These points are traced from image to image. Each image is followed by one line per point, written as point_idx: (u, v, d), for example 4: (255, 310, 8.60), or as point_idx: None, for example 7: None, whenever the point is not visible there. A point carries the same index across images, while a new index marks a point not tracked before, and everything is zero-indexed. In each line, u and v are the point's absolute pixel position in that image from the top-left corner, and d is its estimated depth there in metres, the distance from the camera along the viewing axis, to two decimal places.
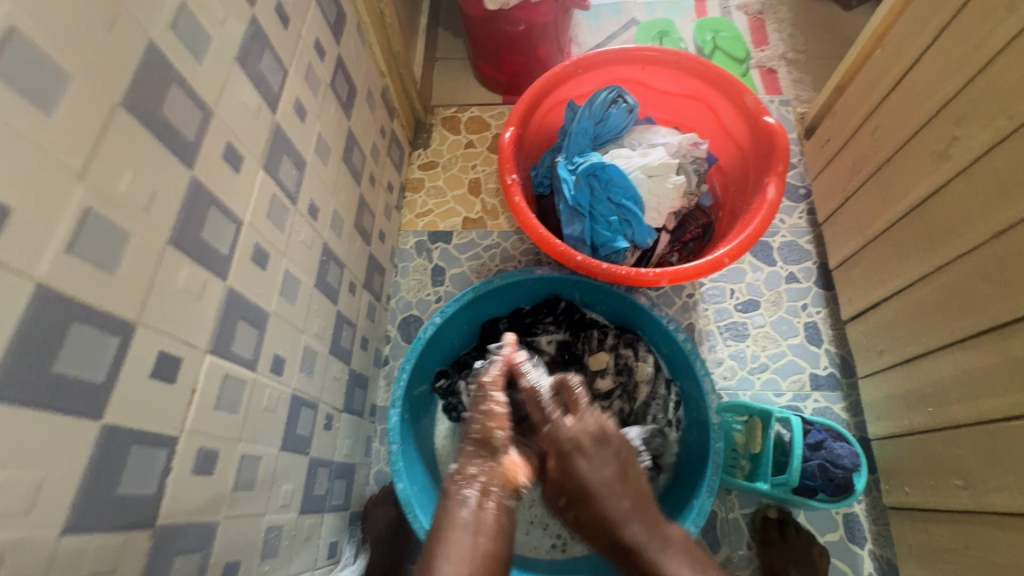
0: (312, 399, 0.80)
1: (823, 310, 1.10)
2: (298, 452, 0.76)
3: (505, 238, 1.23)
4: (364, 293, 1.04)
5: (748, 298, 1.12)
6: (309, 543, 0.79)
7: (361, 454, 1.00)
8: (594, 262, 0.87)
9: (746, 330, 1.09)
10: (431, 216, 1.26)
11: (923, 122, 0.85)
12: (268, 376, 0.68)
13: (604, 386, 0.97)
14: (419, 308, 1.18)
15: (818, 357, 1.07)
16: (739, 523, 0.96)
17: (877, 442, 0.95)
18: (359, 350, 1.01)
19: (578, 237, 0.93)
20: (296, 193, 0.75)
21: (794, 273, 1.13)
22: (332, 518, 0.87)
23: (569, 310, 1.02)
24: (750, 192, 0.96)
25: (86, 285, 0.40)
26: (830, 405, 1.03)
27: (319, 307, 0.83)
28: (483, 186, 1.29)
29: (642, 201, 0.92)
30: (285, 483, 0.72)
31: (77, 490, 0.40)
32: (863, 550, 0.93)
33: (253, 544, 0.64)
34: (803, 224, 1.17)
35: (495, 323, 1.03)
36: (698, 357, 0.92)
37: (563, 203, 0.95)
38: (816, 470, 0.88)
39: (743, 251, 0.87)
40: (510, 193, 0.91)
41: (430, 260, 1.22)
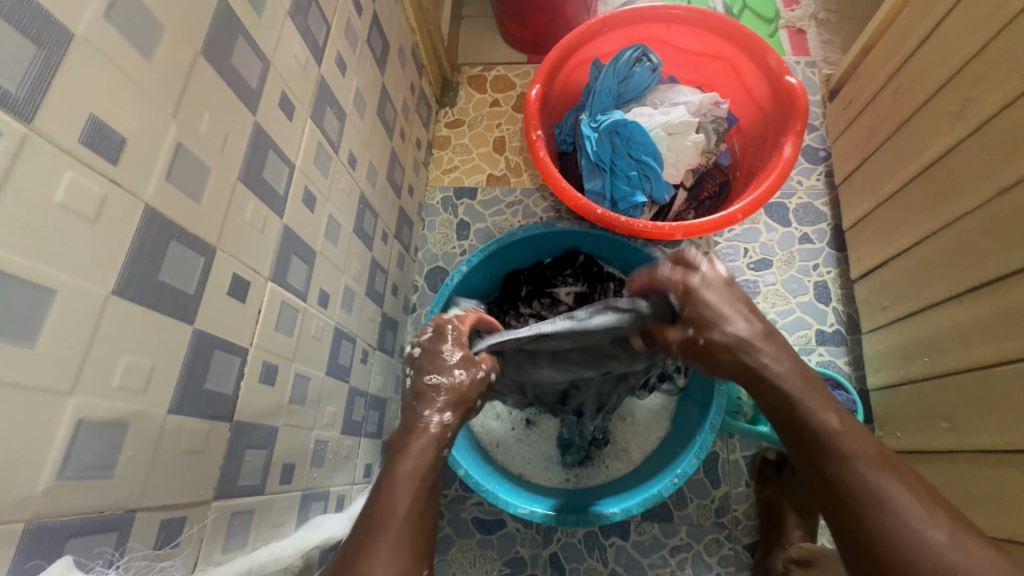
0: (350, 334, 0.89)
1: (833, 270, 1.14)
2: (340, 379, 0.85)
3: (528, 194, 1.28)
4: (395, 243, 1.11)
5: (761, 257, 1.16)
6: (349, 461, 0.89)
7: (391, 391, 1.10)
8: (613, 215, 0.92)
9: (757, 288, 1.15)
10: (457, 173, 1.31)
11: (943, 82, 0.86)
12: (316, 308, 0.76)
13: None
14: (445, 260, 1.25)
15: (826, 315, 1.12)
16: (738, 464, 1.04)
17: (875, 392, 1.01)
18: (390, 296, 1.09)
19: (598, 192, 0.97)
20: (337, 142, 0.81)
21: (808, 234, 1.17)
22: (368, 443, 0.97)
23: (588, 264, 1.07)
24: (768, 151, 1.00)
25: (179, 211, 0.48)
26: (834, 359, 1.09)
27: (357, 251, 0.90)
28: (507, 144, 1.33)
29: (661, 158, 0.96)
30: (329, 405, 0.81)
31: (176, 380, 0.48)
32: None
33: (305, 452, 0.73)
34: (820, 186, 1.20)
35: (517, 274, 1.09)
36: None
37: (585, 159, 0.99)
38: None
39: (756, 207, 0.91)
40: (535, 148, 0.96)
41: (455, 215, 1.28)
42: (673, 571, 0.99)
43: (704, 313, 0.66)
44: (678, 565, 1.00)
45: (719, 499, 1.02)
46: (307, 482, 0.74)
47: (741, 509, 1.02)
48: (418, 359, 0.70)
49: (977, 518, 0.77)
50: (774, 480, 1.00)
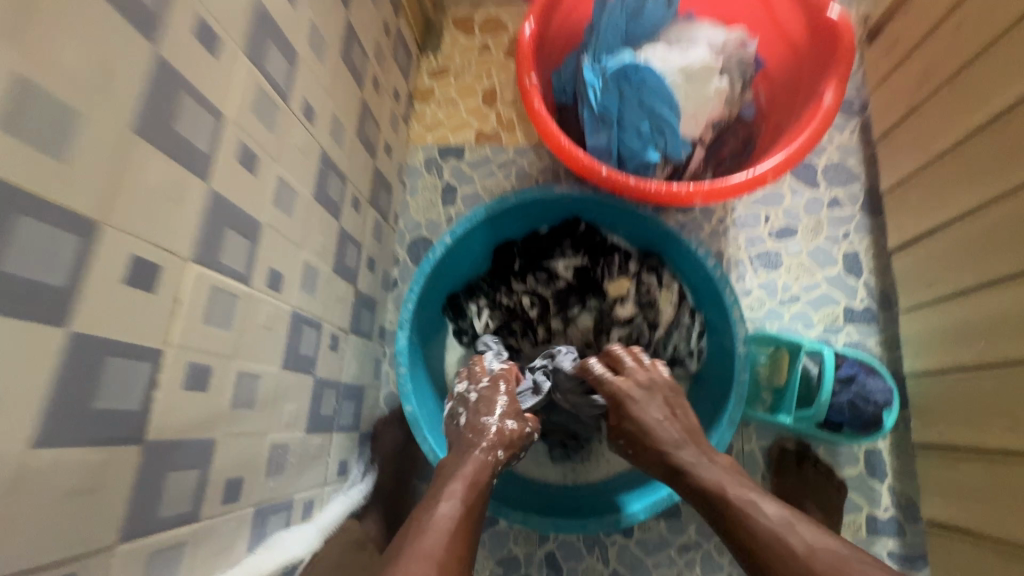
0: (315, 319, 0.76)
1: (866, 239, 1.01)
2: (303, 371, 0.73)
3: (522, 154, 1.13)
4: (370, 211, 0.97)
5: (784, 224, 1.03)
6: (318, 462, 0.78)
7: (369, 376, 0.98)
8: (620, 176, 0.78)
9: (779, 260, 1.02)
10: (442, 130, 1.16)
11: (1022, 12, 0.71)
12: (265, 292, 0.63)
13: (624, 314, 0.90)
14: (429, 230, 1.12)
15: (856, 290, 1.00)
16: (755, 455, 0.94)
17: (913, 379, 0.90)
18: (365, 271, 0.96)
19: (602, 150, 0.83)
20: (288, 89, 0.66)
21: (838, 197, 1.03)
22: (341, 438, 0.86)
23: (589, 233, 0.93)
24: (801, 100, 0.85)
25: (25, 171, 0.35)
26: (863, 340, 0.97)
27: (320, 222, 0.77)
28: (498, 96, 1.16)
29: (678, 107, 0.81)
30: (289, 402, 0.69)
31: (42, 402, 0.36)
32: (881, 485, 0.91)
33: (257, 461, 0.62)
34: (853, 142, 1.05)
35: (509, 246, 0.95)
36: (728, 285, 0.83)
37: (587, 110, 0.83)
38: (845, 405, 0.83)
39: (788, 167, 0.78)
40: (530, 98, 0.81)
41: (440, 178, 1.14)
42: (680, 570, 0.91)
43: (637, 425, 0.74)
44: (685, 565, 0.91)
45: None
46: (262, 495, 0.64)
47: None
48: (474, 403, 0.76)
49: None
50: (793, 473, 0.91)
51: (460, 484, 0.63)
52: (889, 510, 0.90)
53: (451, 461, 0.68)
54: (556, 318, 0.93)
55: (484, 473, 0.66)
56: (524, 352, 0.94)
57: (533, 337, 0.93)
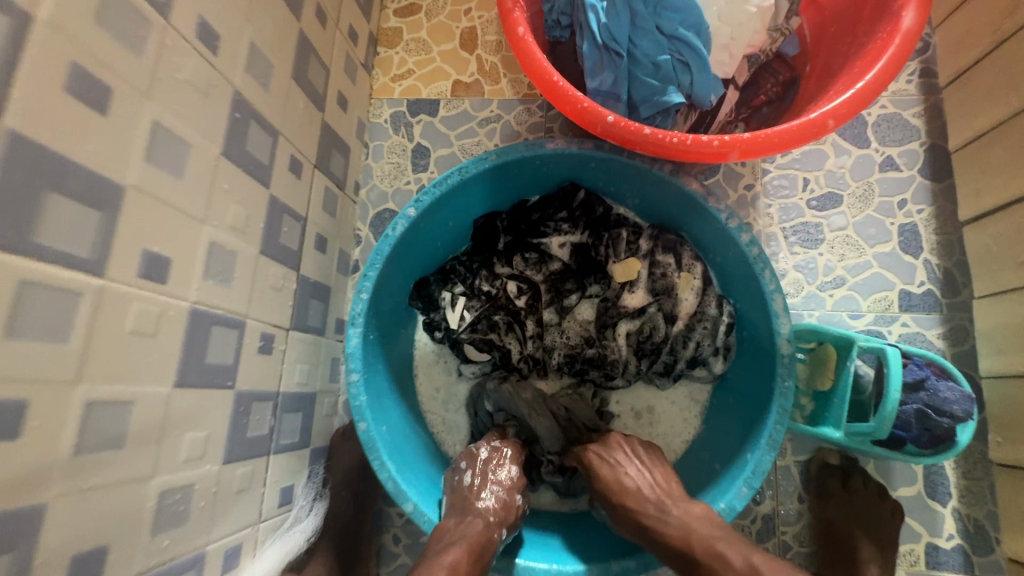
0: (238, 319, 0.59)
1: (926, 209, 0.83)
2: (215, 386, 0.55)
3: (508, 109, 0.93)
4: (318, 178, 0.78)
5: (826, 191, 0.85)
6: (246, 496, 0.62)
7: (324, 380, 0.81)
8: (632, 124, 0.59)
9: (820, 235, 0.84)
10: (411, 80, 0.96)
11: None
12: (139, 286, 0.45)
13: (634, 303, 0.72)
14: (396, 201, 0.93)
15: (914, 271, 0.82)
16: (790, 471, 0.78)
17: (989, 380, 0.75)
18: (314, 253, 0.77)
19: (608, 92, 0.63)
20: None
21: (893, 158, 0.85)
22: (283, 459, 0.69)
23: (590, 203, 0.75)
24: (866, 25, 0.66)
25: None
26: (922, 331, 0.80)
27: (237, 189, 0.58)
28: (479, 38, 0.96)
29: (707, 31, 0.62)
30: (192, 429, 0.52)
31: None
32: (944, 509, 0.75)
33: (135, 518, 0.45)
34: (912, 91, 0.85)
35: (491, 220, 0.77)
36: (766, 267, 0.66)
37: (588, 40, 0.63)
38: (912, 418, 0.66)
39: (855, 110, 0.59)
40: (511, 23, 0.63)
41: (410, 139, 0.94)
42: None
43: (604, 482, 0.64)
44: None
45: (763, 519, 0.77)
46: (146, 558, 0.47)
47: (791, 531, 0.77)
48: (481, 463, 0.67)
49: None
50: (838, 494, 0.75)
51: (460, 553, 0.56)
52: (952, 538, 0.74)
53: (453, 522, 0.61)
54: (550, 309, 0.75)
55: (490, 546, 0.60)
56: (510, 351, 0.74)
57: (521, 332, 0.74)
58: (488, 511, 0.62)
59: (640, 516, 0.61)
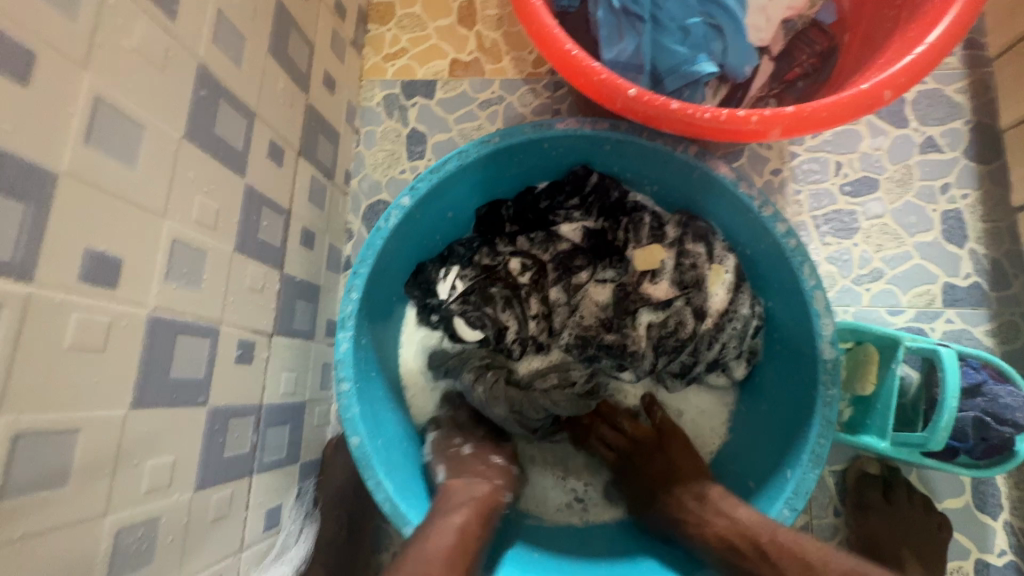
0: (208, 325, 0.52)
1: (972, 193, 0.75)
2: (183, 405, 0.48)
3: (511, 89, 0.85)
4: (304, 166, 0.71)
5: (861, 175, 0.77)
6: (224, 524, 0.55)
7: (314, 388, 0.74)
8: (657, 98, 0.52)
9: (855, 223, 0.77)
10: (405, 59, 0.88)
11: None
12: (77, 292, 0.38)
13: (658, 294, 0.64)
14: (391, 192, 0.85)
15: (959, 262, 0.75)
16: (825, 482, 0.71)
17: None
18: (300, 249, 0.70)
19: (627, 63, 0.55)
20: None
21: (935, 138, 0.77)
22: (267, 479, 0.63)
23: (604, 187, 0.67)
24: None
25: None
26: (969, 328, 0.73)
27: (203, 177, 0.51)
28: (478, 13, 0.88)
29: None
30: (155, 455, 0.45)
31: None
32: (995, 522, 0.68)
33: (82, 565, 0.39)
34: (956, 63, 0.78)
35: (496, 208, 0.70)
36: (805, 260, 0.59)
37: (604, 5, 0.56)
38: (968, 427, 0.60)
39: (912, 80, 0.51)
40: None
41: (405, 123, 0.87)
42: None
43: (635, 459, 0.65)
44: None
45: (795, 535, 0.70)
46: None
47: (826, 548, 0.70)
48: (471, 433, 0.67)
49: None
50: (880, 507, 0.68)
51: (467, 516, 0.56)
52: (1005, 554, 0.68)
53: (460, 484, 0.60)
54: (557, 288, 0.67)
55: (493, 505, 0.59)
56: (506, 329, 0.66)
57: (521, 310, 0.66)
58: (493, 475, 0.62)
59: (672, 510, 0.60)
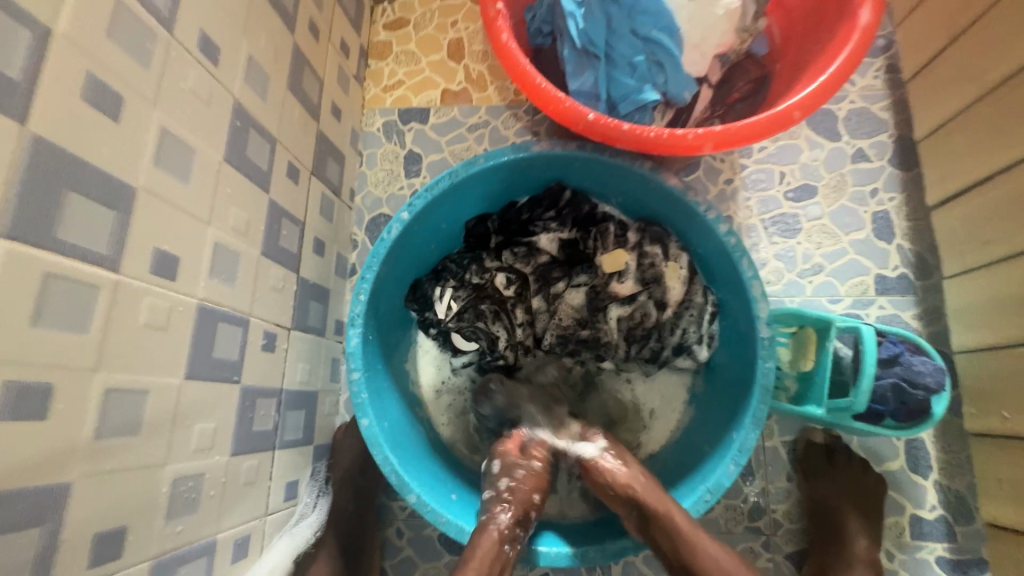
0: (239, 315, 0.61)
1: (897, 196, 0.87)
2: (222, 381, 0.58)
3: (495, 114, 0.97)
4: (315, 184, 0.81)
5: (802, 183, 0.89)
6: (253, 490, 0.64)
7: (326, 379, 0.84)
8: (612, 121, 0.63)
9: (798, 225, 0.88)
10: (402, 89, 1.00)
11: None
12: (147, 281, 0.47)
13: (624, 291, 0.76)
14: (391, 206, 0.96)
15: (888, 255, 0.85)
16: (778, 453, 0.81)
17: (962, 355, 0.78)
18: (312, 256, 0.80)
19: (588, 93, 0.67)
20: (169, 14, 0.50)
21: (864, 149, 0.89)
22: (287, 455, 0.72)
23: (576, 200, 0.78)
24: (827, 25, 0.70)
25: None
26: (899, 313, 0.83)
27: (236, 192, 0.61)
28: (465, 49, 1.00)
29: (680, 33, 0.65)
30: (200, 421, 0.54)
31: None
32: (927, 481, 0.78)
33: (149, 504, 0.47)
34: (879, 85, 0.90)
35: (483, 222, 0.80)
36: (745, 256, 0.69)
37: (568, 46, 0.68)
38: (887, 392, 0.70)
39: (819, 103, 0.63)
40: (495, 31, 0.67)
41: (402, 146, 0.98)
42: None
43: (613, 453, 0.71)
44: None
45: (753, 499, 0.80)
46: (162, 543, 0.49)
47: (781, 509, 0.79)
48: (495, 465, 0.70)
49: None
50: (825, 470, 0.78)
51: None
52: (935, 509, 0.77)
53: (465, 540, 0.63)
54: (538, 297, 0.78)
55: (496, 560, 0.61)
56: (497, 338, 0.78)
57: (508, 321, 0.78)
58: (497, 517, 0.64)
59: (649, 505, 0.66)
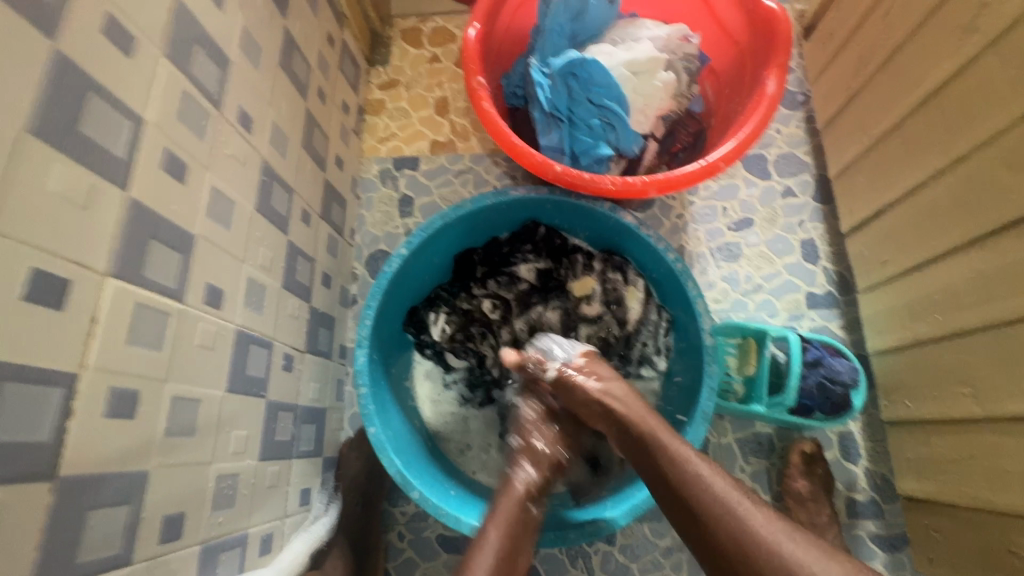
0: (265, 339, 0.72)
1: (820, 226, 1.03)
2: (252, 395, 0.68)
3: (478, 161, 1.11)
4: (322, 225, 0.93)
5: (741, 216, 1.04)
6: (275, 492, 0.73)
7: (332, 399, 0.93)
8: (575, 172, 0.78)
9: (740, 251, 1.03)
10: (395, 140, 1.14)
11: (931, 10, 0.78)
12: (202, 309, 0.58)
13: (592, 312, 0.89)
14: (387, 243, 1.08)
15: (815, 275, 1.01)
16: (732, 448, 0.93)
17: (875, 356, 0.92)
18: (320, 288, 0.91)
19: (555, 148, 0.82)
20: (219, 96, 0.63)
21: (791, 186, 1.05)
22: (302, 464, 0.81)
23: (549, 236, 0.92)
24: (747, 91, 0.86)
25: None
26: (826, 324, 0.98)
27: (264, 235, 0.73)
28: (450, 105, 1.15)
29: (627, 101, 0.81)
30: (236, 427, 0.64)
31: None
32: (857, 467, 0.91)
33: (201, 494, 0.57)
34: (800, 133, 1.07)
35: (470, 254, 0.93)
36: (689, 278, 0.83)
37: (538, 110, 0.82)
38: (814, 389, 0.83)
39: (740, 154, 0.78)
40: (477, 98, 0.80)
41: (396, 190, 1.11)
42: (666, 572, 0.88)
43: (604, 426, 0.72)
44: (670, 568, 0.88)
45: None
46: (208, 531, 0.59)
47: None
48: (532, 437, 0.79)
49: (1013, 497, 0.68)
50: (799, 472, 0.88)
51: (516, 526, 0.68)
52: (866, 491, 0.90)
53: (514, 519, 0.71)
54: (520, 320, 0.90)
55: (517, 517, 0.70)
56: (485, 357, 0.90)
57: (495, 340, 0.90)
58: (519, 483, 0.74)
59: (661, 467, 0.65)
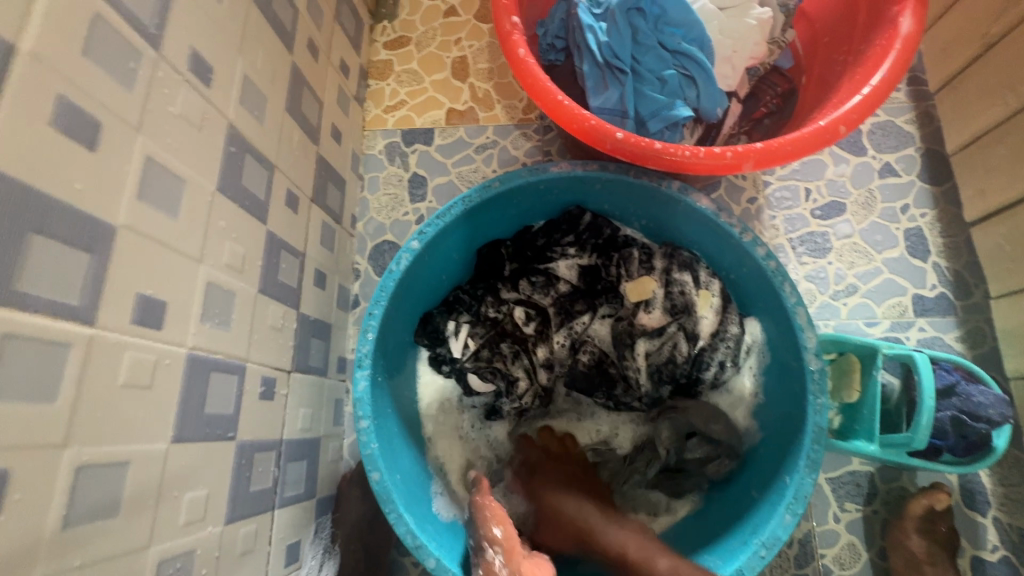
0: (235, 363, 0.54)
1: (929, 212, 0.82)
2: (214, 439, 0.51)
3: (504, 134, 0.92)
4: (315, 212, 0.75)
5: (829, 200, 0.84)
6: (251, 558, 0.56)
7: (328, 424, 0.76)
8: (642, 140, 0.58)
9: (828, 243, 0.83)
10: (404, 109, 0.95)
11: None
12: (131, 333, 0.41)
13: (653, 323, 0.70)
14: (395, 232, 0.90)
15: (925, 274, 0.81)
16: (822, 491, 0.74)
17: (1015, 380, 0.74)
18: (312, 290, 0.74)
19: (613, 110, 0.63)
20: (158, 31, 0.45)
21: (892, 163, 0.84)
22: (289, 513, 0.64)
23: (596, 225, 0.73)
24: (861, 35, 0.66)
25: None
26: (940, 335, 0.79)
27: (233, 225, 0.55)
28: (471, 67, 0.95)
29: (710, 44, 0.62)
30: (191, 488, 0.47)
31: None
32: (984, 519, 0.72)
33: None
34: (902, 99, 0.85)
35: (497, 248, 0.75)
36: (785, 281, 0.64)
37: (589, 60, 0.63)
38: (946, 425, 0.65)
39: (865, 116, 0.58)
40: (512, 44, 0.61)
41: (406, 168, 0.92)
42: None
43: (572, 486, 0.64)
44: None
45: (798, 544, 0.73)
46: None
47: (831, 555, 0.73)
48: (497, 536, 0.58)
49: None
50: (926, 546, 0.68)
51: None
52: (998, 550, 0.71)
53: None
54: (561, 334, 0.72)
55: None
56: (517, 380, 0.72)
57: (529, 360, 0.71)
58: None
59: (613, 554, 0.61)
